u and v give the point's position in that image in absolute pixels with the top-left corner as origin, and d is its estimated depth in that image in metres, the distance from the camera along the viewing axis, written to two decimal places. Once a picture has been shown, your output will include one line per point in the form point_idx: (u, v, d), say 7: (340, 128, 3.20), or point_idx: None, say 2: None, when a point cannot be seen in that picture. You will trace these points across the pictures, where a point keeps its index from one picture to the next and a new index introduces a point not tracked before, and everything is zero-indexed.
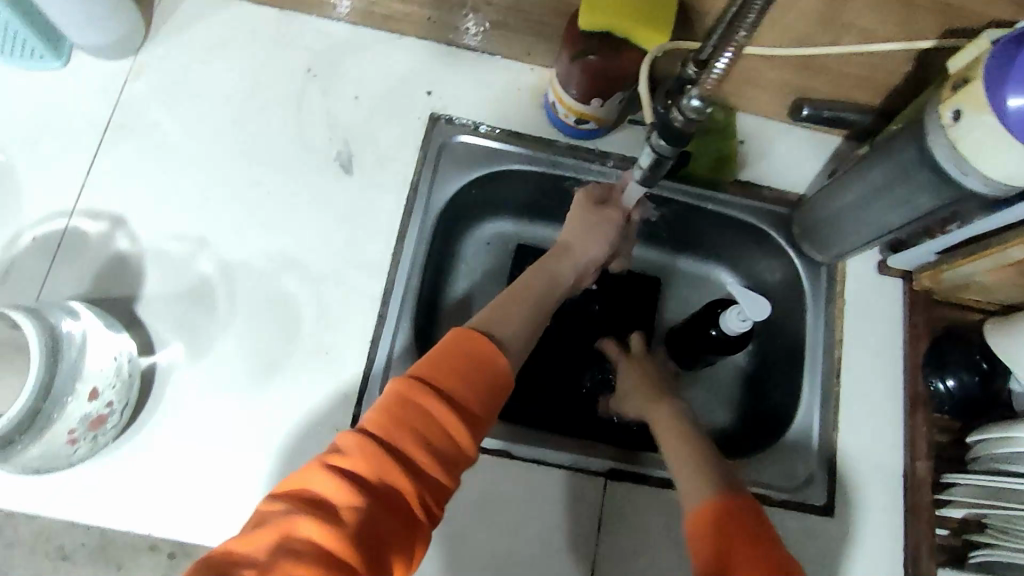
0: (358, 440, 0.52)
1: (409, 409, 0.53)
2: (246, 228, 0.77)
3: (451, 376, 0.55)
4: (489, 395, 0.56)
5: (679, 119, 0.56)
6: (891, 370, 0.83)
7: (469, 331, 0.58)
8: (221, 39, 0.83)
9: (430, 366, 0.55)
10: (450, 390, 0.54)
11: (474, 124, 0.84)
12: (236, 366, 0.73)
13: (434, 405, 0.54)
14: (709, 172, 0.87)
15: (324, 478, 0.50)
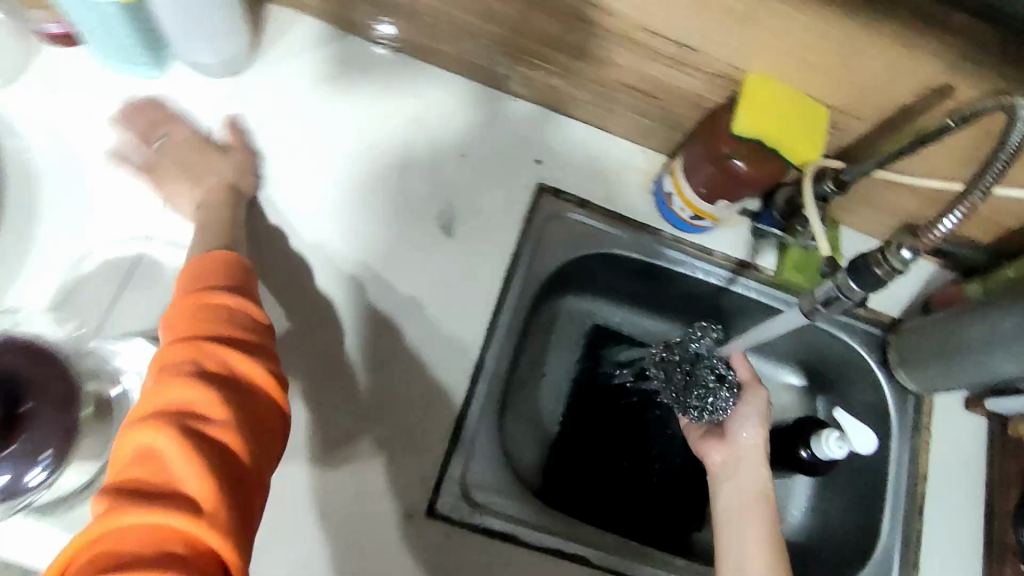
0: (167, 374, 0.48)
1: (202, 348, 0.50)
2: (336, 280, 0.71)
3: (206, 306, 0.52)
4: (230, 374, 0.50)
5: (882, 270, 0.52)
6: (974, 514, 0.80)
7: (211, 254, 0.57)
8: (326, 72, 0.77)
9: (160, 384, 0.48)
10: (199, 394, 0.47)
11: (581, 201, 0.80)
12: (308, 433, 0.66)
13: (194, 404, 0.47)
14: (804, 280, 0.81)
15: (119, 502, 0.42)
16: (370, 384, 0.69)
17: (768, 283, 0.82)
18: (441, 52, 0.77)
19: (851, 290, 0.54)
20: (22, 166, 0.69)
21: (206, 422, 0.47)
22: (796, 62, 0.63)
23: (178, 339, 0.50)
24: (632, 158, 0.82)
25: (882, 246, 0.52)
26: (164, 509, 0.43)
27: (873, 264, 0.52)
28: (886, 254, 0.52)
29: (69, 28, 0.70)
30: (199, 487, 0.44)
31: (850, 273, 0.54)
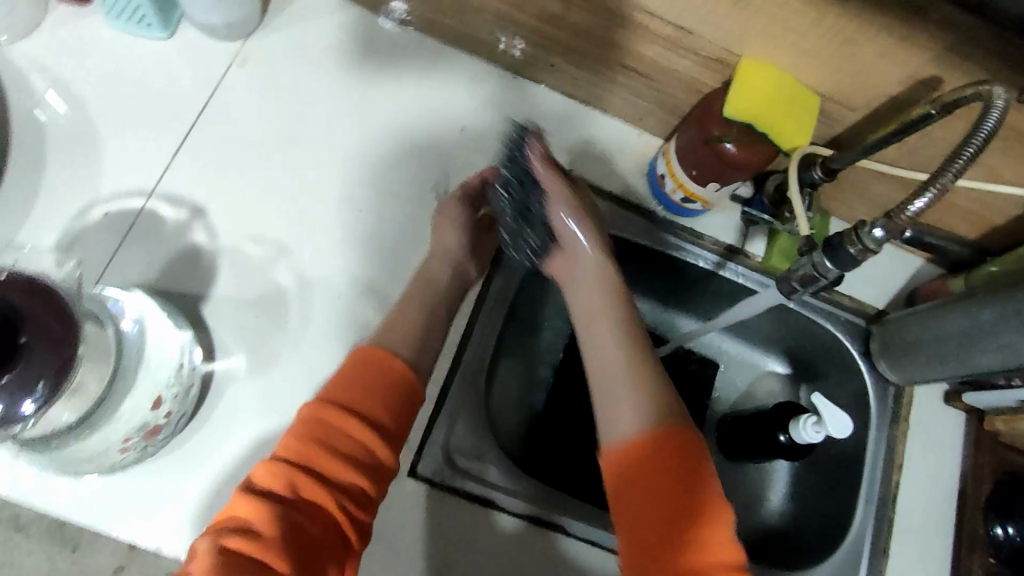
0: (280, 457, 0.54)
1: (307, 445, 0.55)
2: (331, 243, 0.73)
3: (346, 398, 0.58)
4: (311, 494, 0.53)
5: (855, 248, 0.53)
6: (946, 505, 0.82)
7: (370, 348, 0.61)
8: (332, 40, 0.78)
9: (322, 410, 0.56)
10: (350, 430, 0.56)
11: (574, 179, 0.81)
12: (297, 389, 0.68)
13: (345, 444, 0.56)
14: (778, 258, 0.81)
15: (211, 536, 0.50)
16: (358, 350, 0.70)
17: (754, 268, 0.84)
18: (445, 27, 0.78)
19: (826, 270, 0.55)
20: (31, 118, 0.70)
21: (259, 532, 0.50)
22: (790, 46, 0.64)
23: (343, 379, 0.59)
24: (629, 140, 0.84)
25: (856, 223, 0.54)
26: (301, 518, 0.52)
27: (845, 241, 0.54)
28: (860, 233, 0.53)
29: None
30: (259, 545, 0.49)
31: (825, 251, 0.55)
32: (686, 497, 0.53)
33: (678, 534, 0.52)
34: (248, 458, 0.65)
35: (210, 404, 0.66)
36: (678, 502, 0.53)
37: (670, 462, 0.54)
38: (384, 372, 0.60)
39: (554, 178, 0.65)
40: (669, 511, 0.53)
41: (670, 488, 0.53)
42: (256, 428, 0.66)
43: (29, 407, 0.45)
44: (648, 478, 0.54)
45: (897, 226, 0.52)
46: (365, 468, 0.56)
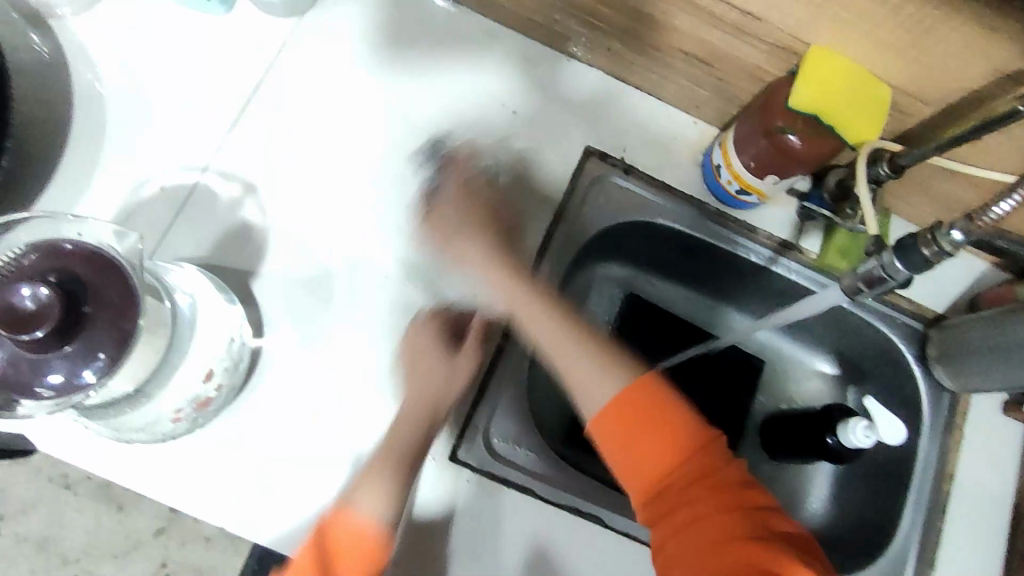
0: None
1: None
2: (379, 224, 0.73)
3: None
4: None
5: (930, 250, 0.51)
6: (999, 518, 0.79)
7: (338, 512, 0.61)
8: (384, 19, 0.77)
9: None
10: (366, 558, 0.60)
11: (627, 167, 0.79)
12: (341, 367, 0.68)
13: None
14: (838, 258, 0.79)
15: None
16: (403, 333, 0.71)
17: (809, 265, 0.81)
18: (499, 8, 0.77)
19: (897, 272, 0.53)
20: (92, 91, 0.72)
21: None
22: (864, 34, 0.61)
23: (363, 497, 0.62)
24: (683, 128, 0.81)
25: (934, 224, 0.51)
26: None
27: (921, 242, 0.51)
28: (936, 235, 0.51)
29: None
30: None
31: (896, 250, 0.53)
32: (674, 434, 0.58)
33: (675, 465, 0.57)
34: (293, 432, 0.66)
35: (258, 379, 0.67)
36: (670, 440, 0.58)
37: (653, 409, 0.59)
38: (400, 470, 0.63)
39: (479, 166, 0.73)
40: (664, 447, 0.57)
41: (664, 432, 0.58)
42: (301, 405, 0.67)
43: (90, 376, 0.46)
44: (636, 431, 0.59)
45: (977, 231, 0.50)
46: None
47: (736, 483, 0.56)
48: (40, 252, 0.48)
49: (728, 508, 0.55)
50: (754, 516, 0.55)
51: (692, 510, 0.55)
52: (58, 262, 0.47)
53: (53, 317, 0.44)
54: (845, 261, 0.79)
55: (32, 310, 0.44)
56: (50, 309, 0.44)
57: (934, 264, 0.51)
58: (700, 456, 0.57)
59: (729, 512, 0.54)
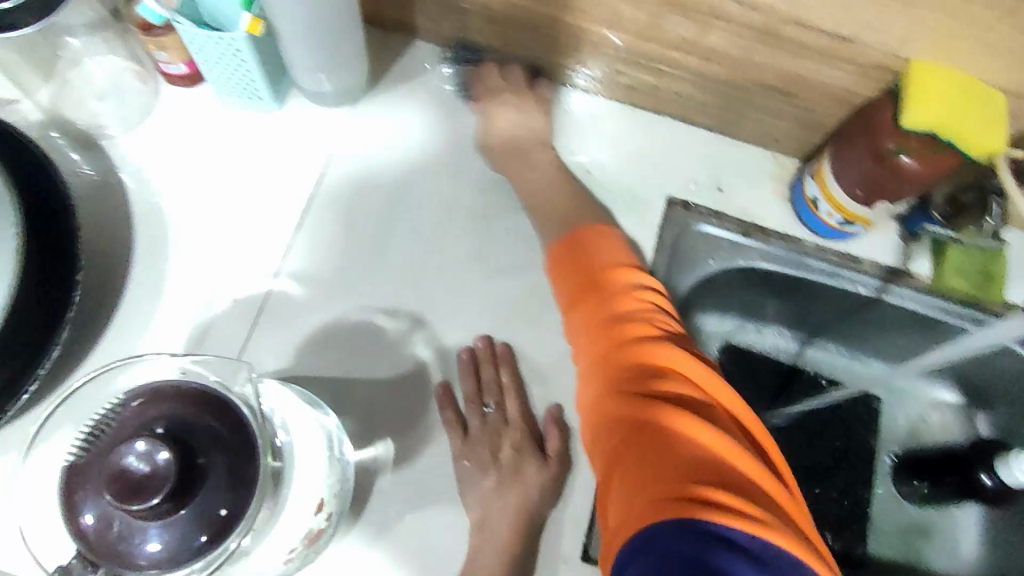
0: None
1: None
2: (466, 309, 0.68)
3: None
4: None
5: None
6: None
7: None
8: (442, 94, 0.75)
9: None
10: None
11: (715, 214, 0.74)
12: (448, 472, 0.62)
13: None
14: (975, 288, 0.74)
15: None
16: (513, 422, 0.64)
17: (925, 291, 0.74)
18: (560, 66, 0.74)
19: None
20: (150, 207, 0.68)
21: None
22: (973, 42, 0.57)
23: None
24: (764, 164, 0.77)
25: None
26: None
27: None
28: None
29: (193, 66, 0.69)
30: None
31: None
32: (626, 331, 0.56)
33: (616, 348, 0.55)
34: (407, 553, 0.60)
35: (362, 496, 0.60)
36: (597, 322, 0.58)
37: (592, 290, 0.60)
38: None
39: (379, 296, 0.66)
40: (603, 341, 0.57)
41: (606, 331, 0.57)
42: (413, 520, 0.60)
43: (203, 537, 0.40)
44: (606, 325, 0.57)
45: None
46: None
47: (678, 366, 0.53)
48: (142, 398, 0.42)
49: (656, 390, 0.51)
50: (687, 398, 0.51)
51: (620, 398, 0.52)
52: (163, 407, 0.42)
53: (171, 475, 0.38)
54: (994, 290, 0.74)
55: (144, 471, 0.38)
56: (167, 465, 0.38)
57: None
58: (649, 347, 0.54)
59: (646, 390, 0.51)
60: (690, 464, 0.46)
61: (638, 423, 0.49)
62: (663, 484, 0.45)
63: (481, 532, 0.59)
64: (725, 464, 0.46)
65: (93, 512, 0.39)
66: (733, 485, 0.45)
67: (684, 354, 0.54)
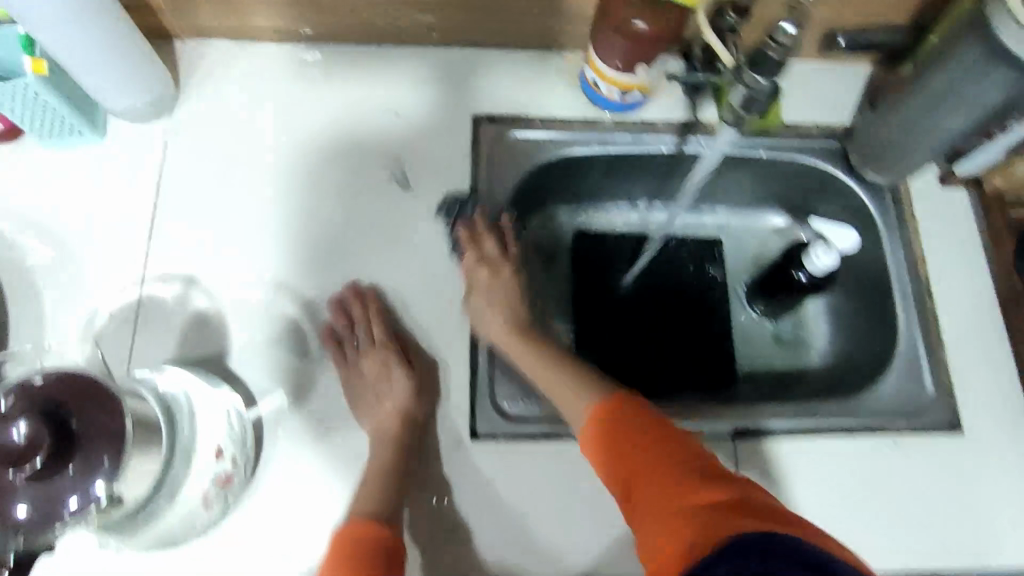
0: None
1: None
2: (320, 263, 0.76)
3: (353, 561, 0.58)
4: None
5: (774, 49, 0.61)
6: (980, 276, 0.82)
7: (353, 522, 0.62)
8: (251, 83, 0.82)
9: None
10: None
11: (518, 118, 0.83)
12: (340, 400, 0.71)
13: None
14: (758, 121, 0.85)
15: None
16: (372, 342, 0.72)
17: (714, 133, 0.85)
18: (348, 28, 0.82)
19: (759, 84, 0.63)
20: (11, 259, 0.74)
21: None
22: None
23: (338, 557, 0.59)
24: (552, 62, 0.85)
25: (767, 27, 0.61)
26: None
27: (764, 48, 0.62)
28: (772, 35, 0.61)
29: (8, 120, 0.75)
30: None
31: (752, 66, 0.63)
32: (619, 435, 0.59)
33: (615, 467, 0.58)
34: (321, 476, 0.69)
35: (269, 442, 0.69)
36: (614, 453, 0.58)
37: (608, 425, 0.60)
38: (369, 533, 0.60)
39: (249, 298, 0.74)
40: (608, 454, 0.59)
41: (646, 447, 0.57)
42: (318, 448, 0.69)
43: (102, 485, 0.48)
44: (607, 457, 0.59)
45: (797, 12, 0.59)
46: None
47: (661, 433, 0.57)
48: (11, 395, 0.48)
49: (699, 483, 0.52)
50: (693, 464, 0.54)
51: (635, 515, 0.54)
52: (29, 397, 0.48)
53: (46, 443, 0.46)
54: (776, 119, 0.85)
55: (22, 444, 0.46)
56: (40, 436, 0.46)
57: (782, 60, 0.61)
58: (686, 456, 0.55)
59: (685, 475, 0.53)
60: (727, 526, 0.46)
61: (665, 510, 0.51)
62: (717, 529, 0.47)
63: (377, 441, 0.68)
64: (737, 498, 0.50)
65: (23, 500, 0.47)
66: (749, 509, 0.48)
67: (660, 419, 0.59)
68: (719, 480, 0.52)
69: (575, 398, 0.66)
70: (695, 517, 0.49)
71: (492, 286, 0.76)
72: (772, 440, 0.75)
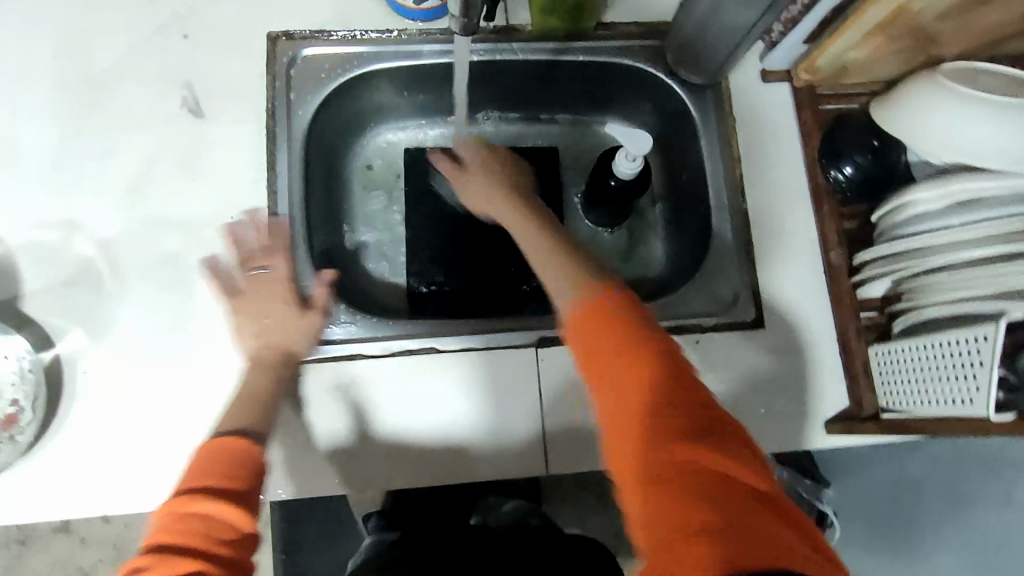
0: (167, 533, 0.52)
1: (189, 517, 0.52)
2: (112, 199, 0.74)
3: (216, 467, 0.55)
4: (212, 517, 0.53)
5: None
6: (792, 172, 0.83)
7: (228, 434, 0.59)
8: (27, 11, 0.77)
9: (178, 497, 0.53)
10: (220, 513, 0.53)
11: (318, 32, 0.80)
12: (140, 337, 0.72)
13: (208, 521, 0.53)
14: (568, 23, 0.82)
15: (177, 513, 0.52)
16: (283, 276, 0.72)
17: (530, 39, 0.83)
18: None
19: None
20: None
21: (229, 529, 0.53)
22: None
23: (203, 463, 0.56)
24: None
25: None
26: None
27: None
28: None
29: None
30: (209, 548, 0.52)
31: None
32: (631, 349, 0.51)
33: (617, 372, 0.51)
34: (123, 409, 0.70)
35: (69, 382, 0.70)
36: (593, 365, 0.53)
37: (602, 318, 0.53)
38: (239, 443, 0.58)
39: (39, 239, 0.73)
40: (614, 381, 0.51)
41: (616, 337, 0.52)
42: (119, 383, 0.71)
43: None
44: (607, 336, 0.52)
45: None
46: (232, 548, 0.53)
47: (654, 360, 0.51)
48: None
49: (654, 400, 0.49)
50: (659, 421, 0.48)
51: (633, 437, 0.49)
52: None
53: None
54: (587, 22, 0.83)
55: None
56: None
57: None
58: (631, 327, 0.52)
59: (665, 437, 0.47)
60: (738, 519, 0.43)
61: (676, 468, 0.46)
62: (719, 547, 0.41)
63: None
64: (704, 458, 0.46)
65: None
66: (758, 504, 0.45)
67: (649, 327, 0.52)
68: (673, 419, 0.48)
69: (565, 284, 0.57)
70: (678, 503, 0.45)
71: (486, 164, 0.81)
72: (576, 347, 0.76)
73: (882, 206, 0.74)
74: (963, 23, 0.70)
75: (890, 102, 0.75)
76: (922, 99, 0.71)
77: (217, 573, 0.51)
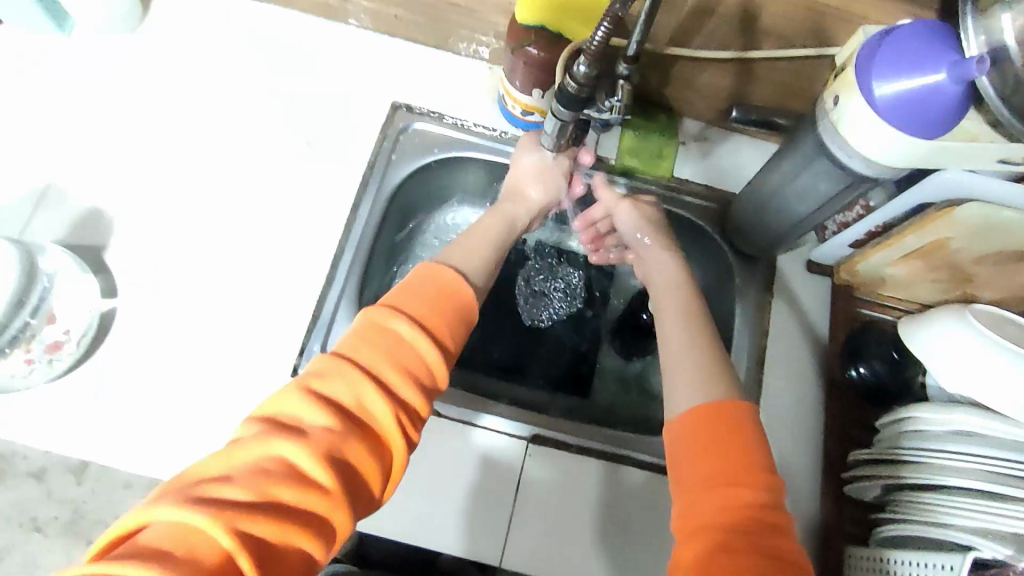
0: (364, 338, 0.54)
1: (385, 333, 0.55)
2: (215, 192, 0.85)
3: (431, 307, 0.58)
4: (401, 348, 0.55)
5: (571, 86, 0.62)
6: (811, 360, 0.87)
7: (439, 268, 0.62)
8: (210, 27, 0.92)
9: (377, 311, 0.56)
10: (415, 345, 0.55)
11: (433, 113, 0.92)
12: (191, 313, 0.79)
13: (403, 351, 0.55)
14: (648, 167, 0.92)
15: (383, 320, 0.55)
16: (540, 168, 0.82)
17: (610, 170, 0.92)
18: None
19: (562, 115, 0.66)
20: None
21: (412, 371, 0.54)
22: None
23: (422, 297, 0.58)
24: (477, 73, 0.94)
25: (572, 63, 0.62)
26: (293, 487, 0.46)
27: (565, 83, 0.63)
28: (570, 74, 0.62)
29: None
30: (391, 372, 0.53)
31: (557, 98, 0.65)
32: (732, 477, 0.51)
33: (715, 492, 0.51)
34: (147, 371, 0.76)
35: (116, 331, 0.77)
36: (692, 472, 0.53)
37: (719, 432, 0.54)
38: (459, 290, 0.60)
39: (145, 204, 0.83)
40: (703, 487, 0.52)
41: (712, 458, 0.53)
42: (155, 347, 0.77)
43: None
44: (712, 451, 0.53)
45: (590, 59, 0.59)
46: (419, 384, 0.55)
47: (749, 497, 0.50)
48: None
49: (738, 528, 0.49)
50: (733, 554, 0.48)
51: (702, 551, 0.49)
52: None
53: None
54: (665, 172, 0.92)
55: None
56: None
57: (579, 106, 0.64)
58: (743, 461, 0.52)
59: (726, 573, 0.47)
60: None
61: None
62: None
63: None
64: None
65: None
66: None
67: (757, 468, 0.52)
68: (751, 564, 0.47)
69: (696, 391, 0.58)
70: None
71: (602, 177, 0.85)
72: (565, 454, 0.80)
73: (891, 411, 0.76)
74: (996, 272, 0.76)
75: (916, 317, 0.78)
76: (940, 323, 0.75)
77: (394, 399, 0.53)
